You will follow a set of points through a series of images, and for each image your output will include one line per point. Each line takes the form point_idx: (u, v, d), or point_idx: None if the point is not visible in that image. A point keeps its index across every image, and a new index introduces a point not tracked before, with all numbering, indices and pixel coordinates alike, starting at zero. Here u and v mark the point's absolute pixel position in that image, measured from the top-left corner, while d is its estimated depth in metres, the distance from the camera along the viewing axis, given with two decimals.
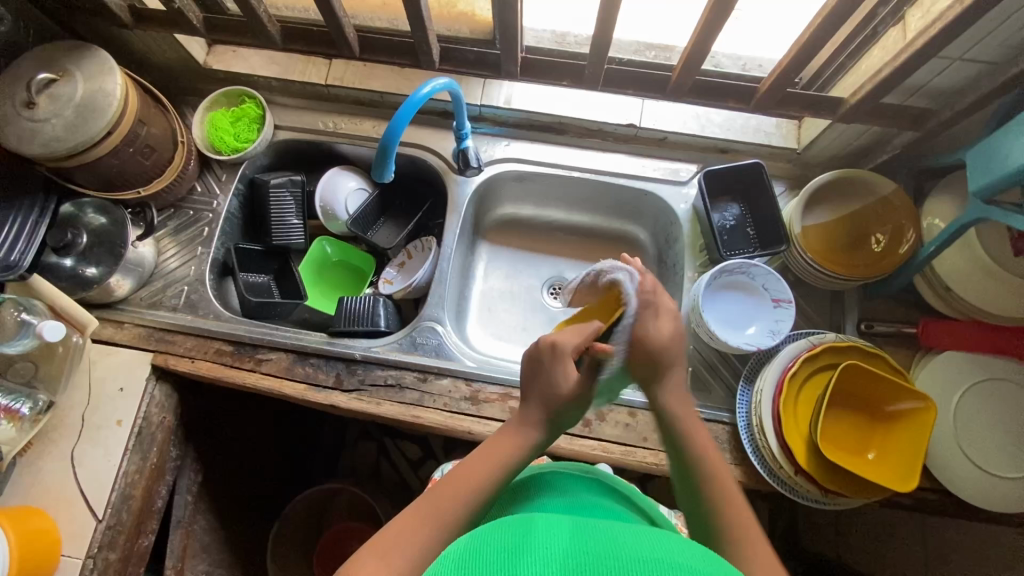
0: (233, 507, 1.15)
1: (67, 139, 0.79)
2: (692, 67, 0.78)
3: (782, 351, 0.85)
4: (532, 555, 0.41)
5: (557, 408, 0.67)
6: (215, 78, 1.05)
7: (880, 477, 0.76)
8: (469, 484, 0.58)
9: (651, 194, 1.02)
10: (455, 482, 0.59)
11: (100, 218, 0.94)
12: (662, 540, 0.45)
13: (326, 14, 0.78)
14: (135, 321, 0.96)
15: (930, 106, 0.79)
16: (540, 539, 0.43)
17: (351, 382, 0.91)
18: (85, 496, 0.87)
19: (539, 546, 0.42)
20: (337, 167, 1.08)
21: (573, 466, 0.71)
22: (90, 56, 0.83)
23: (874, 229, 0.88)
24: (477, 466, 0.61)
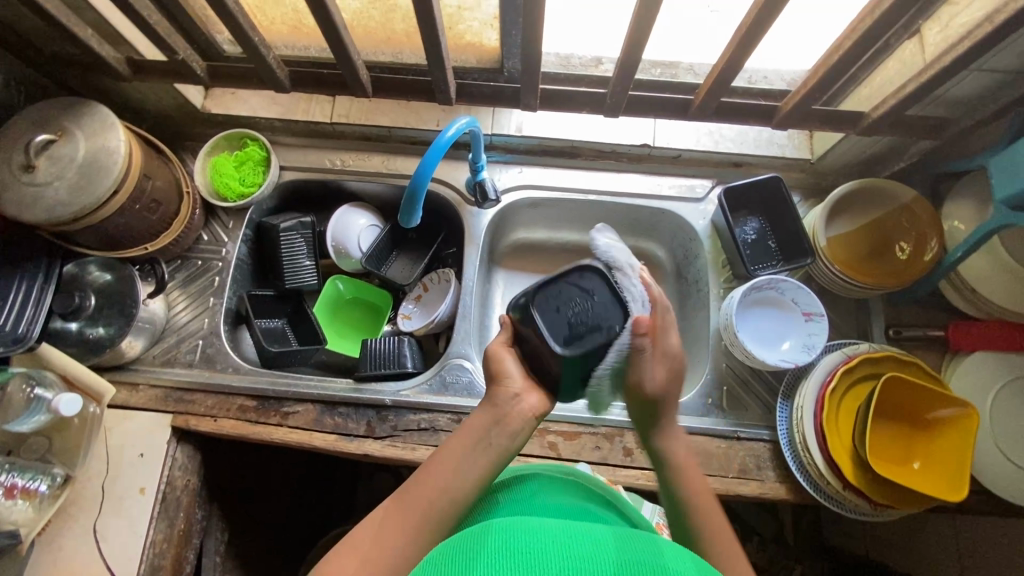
0: (258, 560, 1.12)
1: (72, 203, 0.76)
2: (717, 89, 0.78)
3: (818, 364, 0.85)
4: (527, 559, 0.42)
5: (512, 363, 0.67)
6: (215, 121, 1.02)
7: (930, 487, 0.76)
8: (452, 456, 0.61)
9: (669, 213, 1.02)
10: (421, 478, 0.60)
11: (105, 275, 0.90)
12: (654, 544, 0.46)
13: (340, 55, 0.76)
14: (150, 381, 0.92)
15: (946, 114, 0.80)
16: (535, 539, 0.44)
17: (383, 429, 0.88)
18: (112, 572, 0.83)
19: (531, 547, 0.43)
20: (346, 205, 1.05)
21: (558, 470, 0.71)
22: (89, 113, 0.80)
23: (897, 236, 0.89)
24: (446, 455, 0.62)
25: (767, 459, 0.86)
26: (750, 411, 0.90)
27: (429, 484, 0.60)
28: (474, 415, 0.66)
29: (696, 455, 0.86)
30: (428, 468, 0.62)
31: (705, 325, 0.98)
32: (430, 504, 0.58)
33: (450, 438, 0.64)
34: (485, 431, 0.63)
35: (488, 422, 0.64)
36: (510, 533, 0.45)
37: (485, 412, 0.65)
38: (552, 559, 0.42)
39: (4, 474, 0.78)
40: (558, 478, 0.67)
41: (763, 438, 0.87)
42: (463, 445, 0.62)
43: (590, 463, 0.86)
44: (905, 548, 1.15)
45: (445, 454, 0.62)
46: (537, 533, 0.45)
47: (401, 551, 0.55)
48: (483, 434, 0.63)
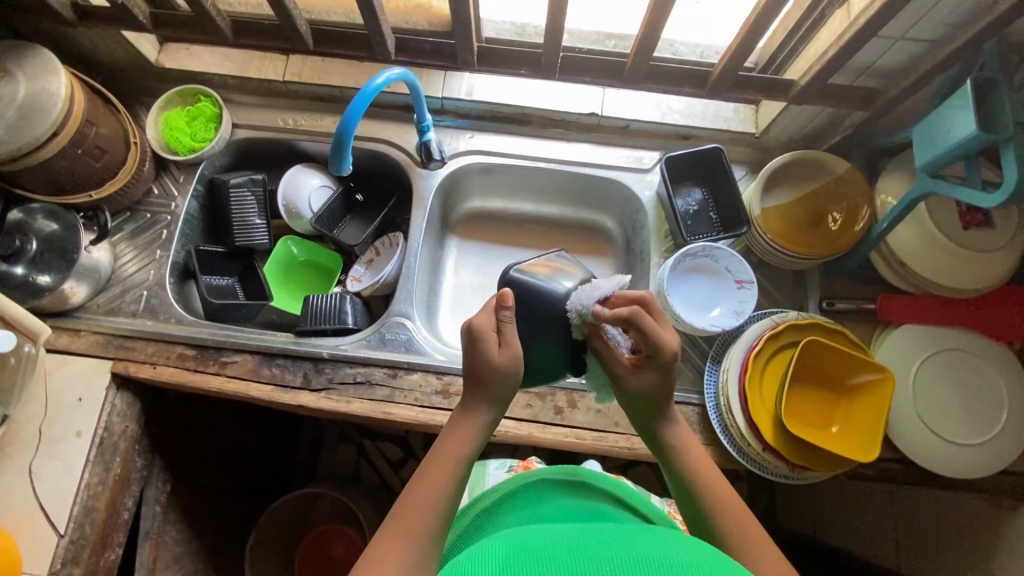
0: (206, 515, 1.13)
1: (10, 141, 0.77)
2: (647, 53, 0.79)
3: (746, 331, 0.86)
4: (528, 563, 0.43)
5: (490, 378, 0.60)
6: (169, 77, 1.03)
7: (845, 449, 0.78)
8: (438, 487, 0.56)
9: (616, 183, 1.03)
10: (418, 499, 0.55)
11: (51, 224, 0.90)
12: (663, 537, 0.46)
13: (277, 7, 0.77)
14: (92, 328, 0.93)
15: (878, 85, 0.81)
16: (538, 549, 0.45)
17: (319, 381, 0.90)
18: (45, 511, 0.84)
19: (537, 556, 0.44)
20: (299, 165, 1.06)
21: (561, 470, 0.73)
22: (32, 56, 0.81)
23: (831, 208, 0.90)
24: (435, 475, 0.56)
25: (694, 422, 0.87)
26: (683, 376, 0.91)
27: (424, 503, 0.55)
28: (458, 425, 0.60)
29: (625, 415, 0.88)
30: (416, 492, 0.55)
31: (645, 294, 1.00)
32: (430, 522, 0.54)
33: (429, 458, 0.58)
34: (469, 449, 0.59)
35: (474, 442, 0.60)
36: (517, 547, 0.46)
37: (461, 428, 0.60)
38: (552, 563, 0.42)
39: None
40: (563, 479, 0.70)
41: (693, 402, 0.88)
42: (447, 471, 0.57)
43: (520, 420, 0.88)
44: (844, 525, 1.17)
45: (435, 476, 0.56)
46: (544, 545, 0.46)
47: None
48: (468, 455, 0.59)
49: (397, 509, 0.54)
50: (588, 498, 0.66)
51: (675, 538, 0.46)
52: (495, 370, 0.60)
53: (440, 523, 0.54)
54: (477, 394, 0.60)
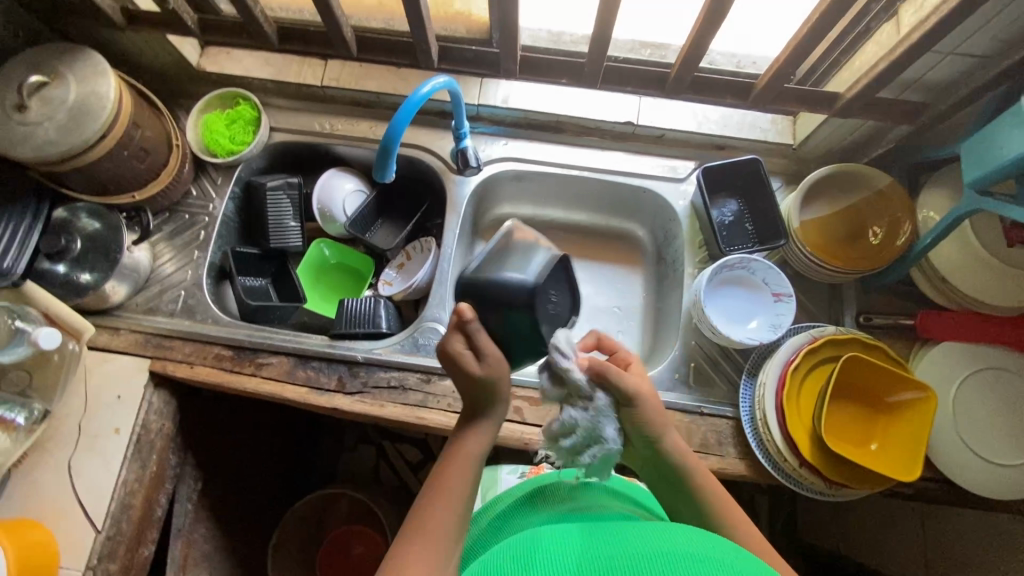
0: (232, 513, 1.14)
1: (61, 142, 0.78)
2: (692, 64, 0.79)
3: (783, 344, 0.86)
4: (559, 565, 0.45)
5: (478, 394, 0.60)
6: (209, 80, 1.04)
7: (885, 468, 0.77)
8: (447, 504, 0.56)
9: (649, 192, 1.02)
10: (429, 518, 0.55)
11: (94, 223, 0.92)
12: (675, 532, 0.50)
13: (325, 14, 0.78)
14: (132, 327, 0.94)
15: (924, 100, 0.80)
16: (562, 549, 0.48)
17: (354, 385, 0.90)
18: (83, 506, 0.85)
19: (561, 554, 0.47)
20: (333, 169, 1.07)
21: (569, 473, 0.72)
22: (82, 59, 0.82)
23: (871, 222, 0.89)
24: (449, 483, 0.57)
25: (728, 435, 0.87)
26: (716, 388, 0.91)
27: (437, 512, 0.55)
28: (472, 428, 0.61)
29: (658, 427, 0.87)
30: (434, 498, 0.57)
31: (679, 304, 0.99)
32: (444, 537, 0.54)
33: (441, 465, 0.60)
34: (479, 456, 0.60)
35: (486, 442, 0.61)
36: (542, 548, 0.48)
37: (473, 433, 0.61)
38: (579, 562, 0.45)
39: None
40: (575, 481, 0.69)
41: (727, 414, 0.88)
42: (453, 491, 0.57)
43: None
44: (871, 542, 1.16)
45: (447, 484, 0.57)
46: (566, 544, 0.48)
47: None
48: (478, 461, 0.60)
49: (414, 515, 0.56)
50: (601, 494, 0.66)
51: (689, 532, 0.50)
52: (484, 390, 0.59)
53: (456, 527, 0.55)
54: (481, 402, 0.61)
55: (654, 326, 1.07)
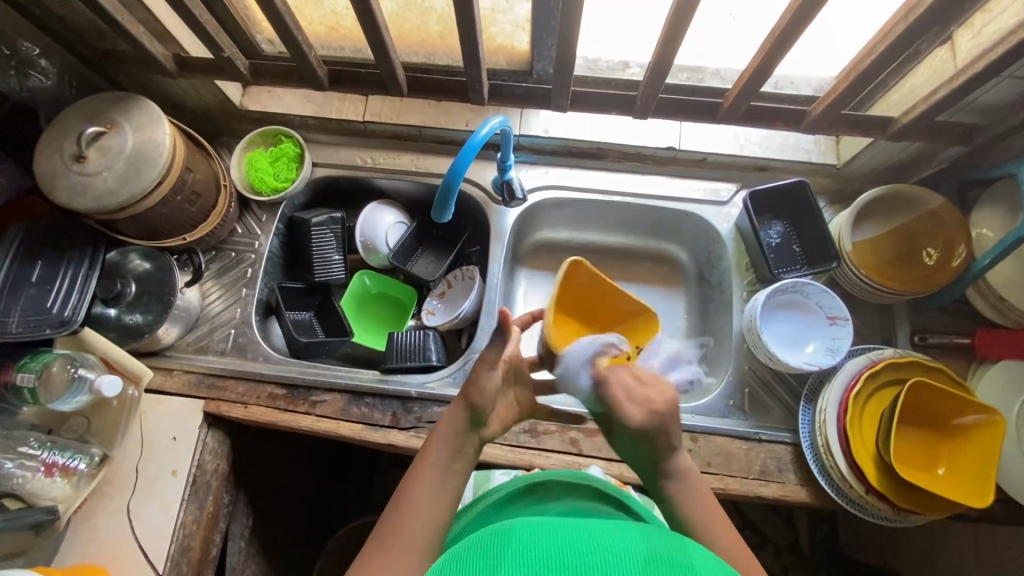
0: (279, 547, 1.13)
1: (121, 192, 0.79)
2: (748, 92, 0.79)
3: (842, 368, 0.85)
4: (528, 559, 0.44)
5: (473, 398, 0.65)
6: (251, 118, 1.06)
7: (954, 493, 0.76)
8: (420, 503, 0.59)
9: (693, 215, 1.02)
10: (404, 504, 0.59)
11: (145, 264, 0.93)
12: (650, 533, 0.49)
13: (380, 57, 0.79)
14: (183, 367, 0.95)
15: (976, 121, 0.80)
16: (536, 540, 0.46)
17: (408, 420, 0.90)
18: (143, 550, 0.85)
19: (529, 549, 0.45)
20: (375, 202, 1.08)
21: (566, 474, 0.71)
22: (137, 107, 0.83)
23: (925, 243, 0.89)
24: (416, 489, 0.60)
25: (787, 462, 0.86)
26: (772, 414, 0.90)
27: (401, 520, 0.58)
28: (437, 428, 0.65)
29: (717, 455, 0.86)
30: (401, 512, 0.59)
31: (727, 328, 0.99)
32: (411, 530, 0.58)
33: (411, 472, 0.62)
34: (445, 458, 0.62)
35: (461, 437, 0.64)
36: (512, 541, 0.46)
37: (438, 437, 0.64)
38: (550, 559, 0.44)
39: (45, 452, 0.82)
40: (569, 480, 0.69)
41: (785, 440, 0.87)
42: (427, 488, 0.60)
43: (610, 460, 0.87)
44: None
45: (412, 491, 0.60)
46: (537, 537, 0.46)
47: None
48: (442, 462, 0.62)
49: (388, 508, 0.60)
50: (598, 503, 0.65)
51: (662, 534, 0.49)
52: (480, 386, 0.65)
53: (421, 535, 0.58)
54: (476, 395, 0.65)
55: (699, 349, 1.06)
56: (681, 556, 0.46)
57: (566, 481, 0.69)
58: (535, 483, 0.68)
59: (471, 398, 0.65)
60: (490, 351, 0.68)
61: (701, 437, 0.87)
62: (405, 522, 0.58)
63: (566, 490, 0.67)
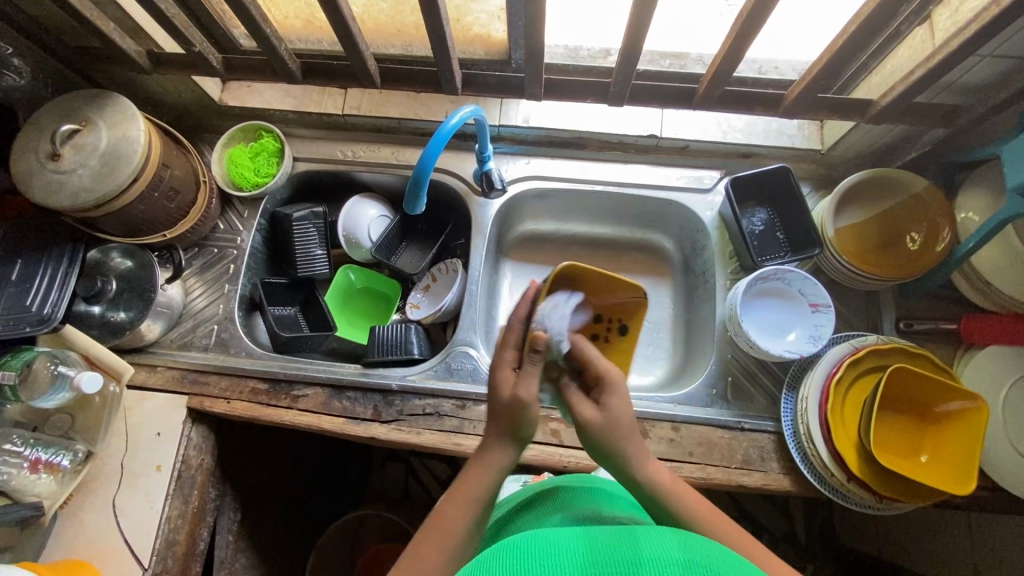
0: (269, 540, 1.14)
1: (95, 189, 0.79)
2: (723, 76, 0.78)
3: (825, 355, 0.84)
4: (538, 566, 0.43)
5: (511, 428, 0.61)
6: (232, 114, 1.06)
7: (937, 481, 0.75)
8: (444, 540, 0.56)
9: (676, 203, 1.01)
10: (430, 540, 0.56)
11: (126, 261, 0.93)
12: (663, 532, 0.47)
13: (350, 49, 0.79)
14: (167, 363, 0.95)
15: (958, 102, 0.79)
16: (550, 546, 0.45)
17: (390, 413, 0.90)
18: (129, 545, 0.85)
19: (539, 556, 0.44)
20: (357, 195, 1.08)
21: (577, 477, 0.70)
22: (111, 104, 0.83)
23: (909, 228, 0.87)
24: (455, 513, 0.58)
25: (770, 451, 0.86)
26: (755, 403, 0.89)
27: (438, 543, 0.56)
28: (474, 462, 0.61)
29: (699, 444, 0.86)
30: (435, 535, 0.57)
31: (711, 317, 0.98)
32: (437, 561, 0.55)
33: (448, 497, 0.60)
34: (489, 489, 0.59)
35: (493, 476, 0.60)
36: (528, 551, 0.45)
37: (479, 468, 0.61)
38: (564, 566, 0.43)
39: (29, 449, 0.83)
40: (578, 482, 0.67)
41: (768, 429, 0.87)
42: (453, 522, 0.57)
43: (592, 450, 0.87)
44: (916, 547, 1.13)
45: (454, 518, 0.57)
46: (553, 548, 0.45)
47: None
48: (487, 494, 0.59)
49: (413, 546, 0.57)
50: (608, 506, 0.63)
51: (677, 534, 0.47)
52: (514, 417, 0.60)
53: (454, 556, 0.56)
54: (515, 426, 0.60)
55: (684, 338, 1.05)
56: (698, 557, 0.44)
57: (572, 483, 0.68)
58: (543, 491, 0.67)
59: (515, 431, 0.61)
60: (523, 384, 0.60)
61: (683, 426, 0.87)
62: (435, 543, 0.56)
63: (566, 492, 0.66)
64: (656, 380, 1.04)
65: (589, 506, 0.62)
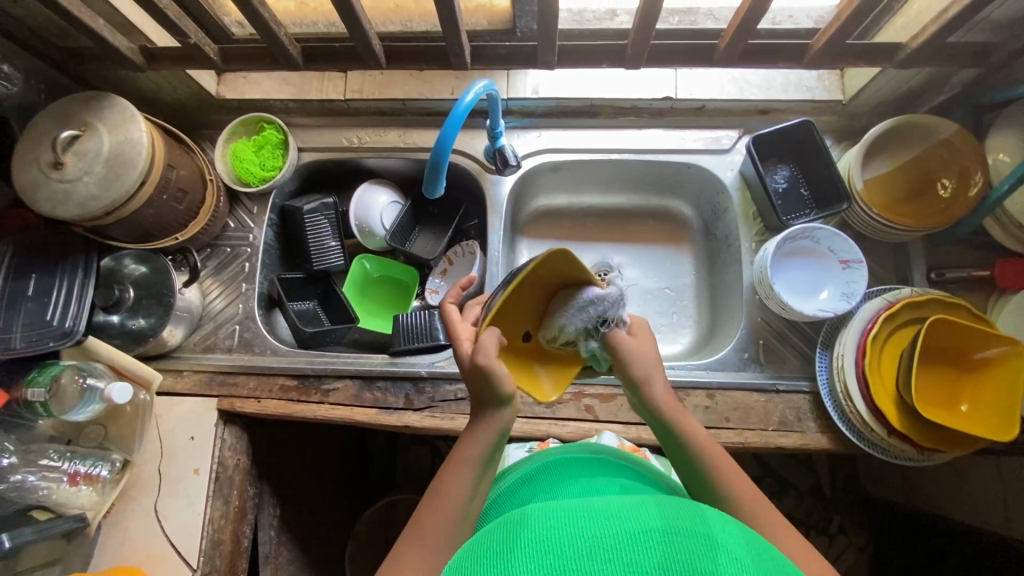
0: (310, 530, 1.15)
1: (103, 196, 0.76)
2: (744, 31, 0.74)
3: (857, 312, 0.83)
4: (547, 547, 0.42)
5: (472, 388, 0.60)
6: (230, 107, 1.02)
7: (979, 428, 0.75)
8: (454, 506, 0.56)
9: (695, 166, 0.99)
10: (433, 507, 0.56)
11: (140, 267, 0.91)
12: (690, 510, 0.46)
13: (353, 29, 0.75)
14: (193, 368, 0.94)
15: (992, 38, 0.76)
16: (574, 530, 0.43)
17: (422, 400, 0.90)
18: (176, 547, 0.86)
19: (551, 535, 0.43)
20: (367, 182, 1.05)
21: (580, 446, 0.70)
22: (109, 106, 0.80)
23: (940, 174, 0.85)
24: (452, 482, 0.57)
25: (807, 410, 0.85)
26: (788, 363, 0.89)
27: (440, 505, 0.56)
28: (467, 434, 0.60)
29: (734, 410, 0.85)
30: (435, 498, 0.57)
31: (737, 281, 0.96)
32: (446, 526, 0.55)
33: (447, 463, 0.59)
34: (485, 452, 0.59)
35: (486, 444, 0.59)
36: (552, 536, 0.43)
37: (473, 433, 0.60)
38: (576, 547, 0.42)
39: (67, 462, 0.83)
40: (580, 451, 0.68)
41: (803, 389, 0.86)
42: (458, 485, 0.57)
43: (627, 424, 0.87)
44: None
45: (453, 480, 0.57)
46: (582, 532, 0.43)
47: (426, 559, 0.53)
48: (483, 453, 0.58)
49: (416, 514, 0.57)
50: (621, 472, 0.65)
51: (688, 506, 0.47)
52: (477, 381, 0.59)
53: (456, 517, 0.56)
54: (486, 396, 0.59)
55: (709, 303, 1.04)
56: (727, 545, 0.43)
57: (584, 455, 0.67)
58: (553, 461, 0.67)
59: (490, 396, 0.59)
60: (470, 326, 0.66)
61: (717, 393, 0.87)
62: (442, 507, 0.56)
63: (587, 465, 0.65)
64: (685, 348, 1.03)
65: (600, 478, 0.62)
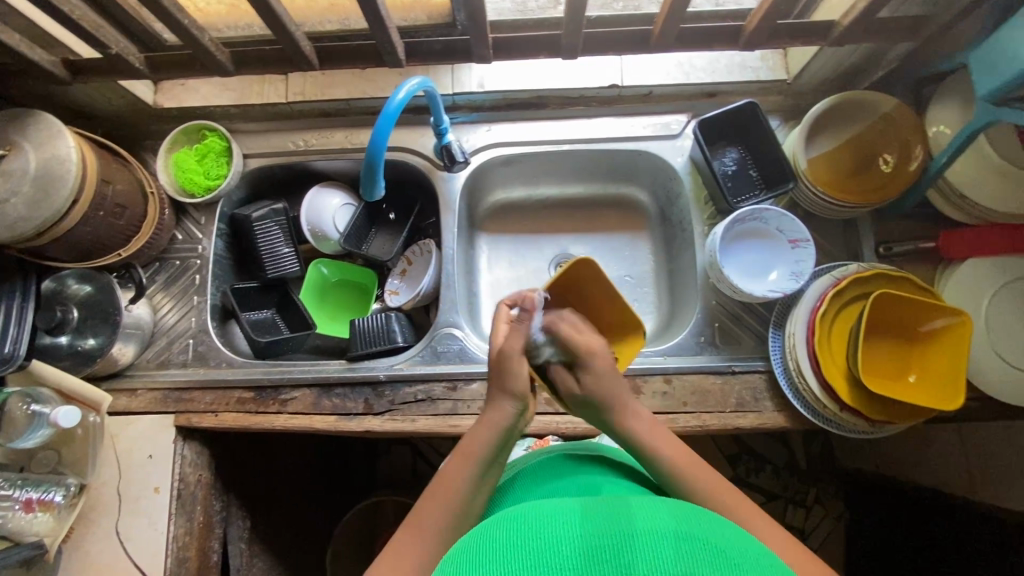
0: (284, 539, 1.15)
1: (32, 217, 0.74)
2: (676, 16, 0.74)
3: (807, 291, 0.84)
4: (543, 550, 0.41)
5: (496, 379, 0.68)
6: (170, 116, 1.00)
7: (927, 399, 0.77)
8: (451, 493, 0.60)
9: (645, 153, 0.98)
10: (433, 496, 0.60)
11: (84, 286, 0.89)
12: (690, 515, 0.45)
13: (279, 31, 0.73)
14: (148, 385, 0.93)
15: (924, 11, 0.76)
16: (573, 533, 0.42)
17: (381, 404, 0.89)
18: (139, 568, 0.85)
19: (551, 535, 0.42)
20: (318, 186, 1.03)
21: (568, 445, 0.71)
22: (34, 122, 0.77)
23: (881, 150, 0.86)
24: (455, 472, 0.61)
25: (763, 390, 0.86)
26: (744, 344, 0.90)
27: (442, 496, 0.60)
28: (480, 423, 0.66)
29: (691, 394, 0.86)
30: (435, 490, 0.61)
31: (692, 265, 0.97)
32: (439, 519, 0.58)
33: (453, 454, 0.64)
34: (491, 446, 0.64)
35: (497, 432, 0.64)
36: (549, 538, 0.42)
37: (482, 428, 0.65)
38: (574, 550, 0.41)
39: (18, 490, 0.80)
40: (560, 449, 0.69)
41: (759, 369, 0.87)
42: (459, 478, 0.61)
43: None
44: None
45: (454, 471, 0.61)
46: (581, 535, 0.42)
47: (420, 553, 0.56)
48: (488, 450, 0.63)
49: (417, 505, 0.60)
50: (584, 465, 0.64)
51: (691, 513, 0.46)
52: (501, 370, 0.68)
53: (456, 509, 0.59)
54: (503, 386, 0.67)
55: (668, 288, 1.05)
56: (726, 549, 0.42)
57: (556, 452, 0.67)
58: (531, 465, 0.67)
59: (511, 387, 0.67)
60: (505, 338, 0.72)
61: (675, 378, 0.87)
62: (444, 497, 0.60)
63: (557, 461, 0.65)
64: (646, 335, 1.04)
65: (568, 474, 0.62)
